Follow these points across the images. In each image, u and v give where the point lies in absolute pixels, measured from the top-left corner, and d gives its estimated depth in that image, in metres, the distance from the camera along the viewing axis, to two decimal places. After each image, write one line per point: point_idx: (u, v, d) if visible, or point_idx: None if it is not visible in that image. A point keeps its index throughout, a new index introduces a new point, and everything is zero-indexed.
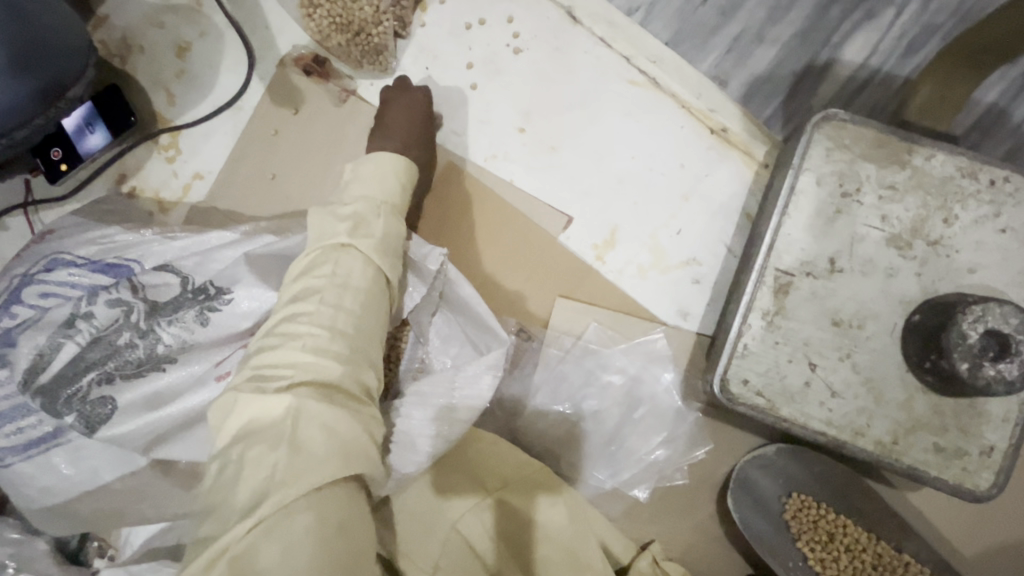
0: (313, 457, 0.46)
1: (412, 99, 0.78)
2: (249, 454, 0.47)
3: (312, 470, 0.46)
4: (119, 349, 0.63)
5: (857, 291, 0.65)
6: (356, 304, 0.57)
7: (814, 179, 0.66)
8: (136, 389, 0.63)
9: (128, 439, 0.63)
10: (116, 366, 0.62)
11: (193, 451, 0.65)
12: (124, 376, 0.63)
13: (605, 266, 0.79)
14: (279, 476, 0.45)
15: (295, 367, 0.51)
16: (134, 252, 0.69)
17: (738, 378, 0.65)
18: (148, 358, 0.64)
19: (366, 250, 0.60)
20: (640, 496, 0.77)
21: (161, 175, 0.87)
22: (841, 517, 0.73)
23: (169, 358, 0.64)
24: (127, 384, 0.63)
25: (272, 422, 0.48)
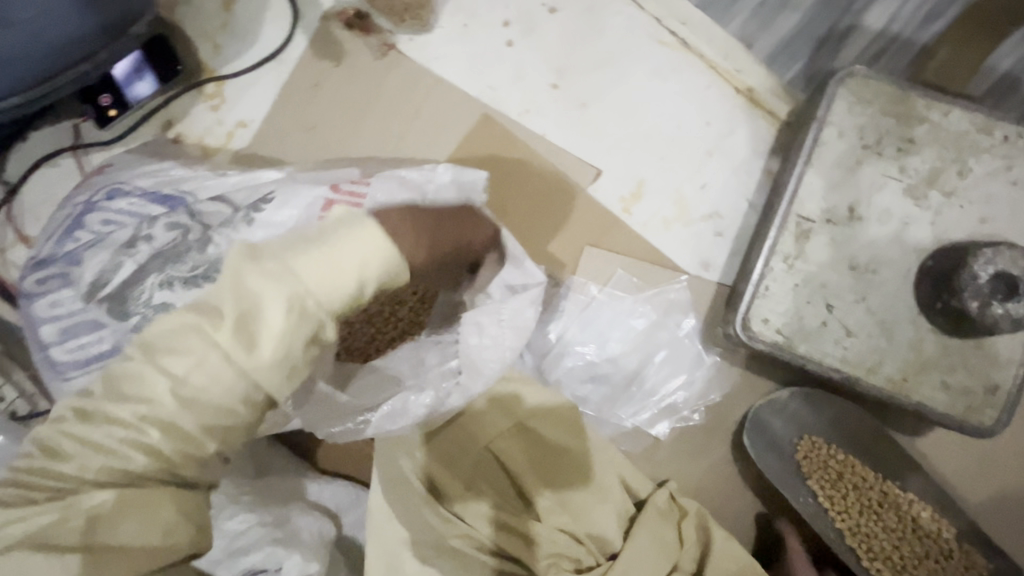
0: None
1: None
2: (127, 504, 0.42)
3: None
4: (174, 262, 0.65)
5: (874, 238, 0.69)
6: (224, 364, 0.43)
7: (836, 131, 0.70)
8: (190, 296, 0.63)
9: None
10: (171, 276, 0.64)
11: None
12: (180, 284, 0.64)
13: (632, 218, 0.83)
14: (114, 525, 0.41)
15: (110, 449, 0.42)
16: (190, 184, 0.73)
17: (759, 317, 0.69)
18: (201, 266, 0.64)
19: (259, 288, 0.43)
20: (660, 433, 0.81)
21: (205, 122, 0.91)
22: (851, 457, 0.77)
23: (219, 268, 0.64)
24: (182, 292, 0.64)
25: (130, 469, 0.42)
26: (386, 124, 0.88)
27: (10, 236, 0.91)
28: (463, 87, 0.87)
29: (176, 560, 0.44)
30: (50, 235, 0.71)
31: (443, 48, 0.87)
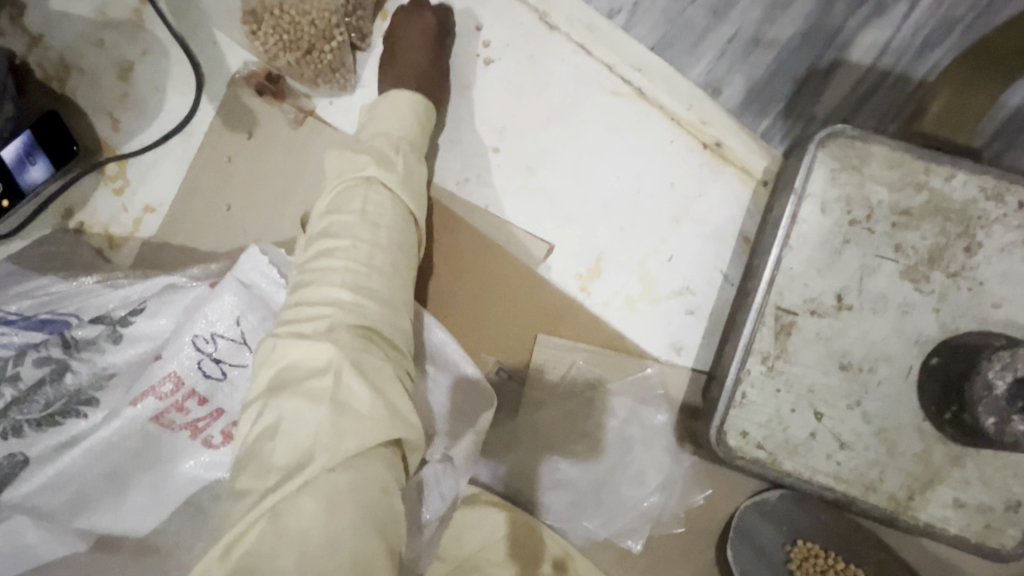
0: (349, 458, 0.43)
1: (422, 25, 0.72)
2: (284, 409, 0.44)
3: (361, 430, 0.44)
4: (24, 401, 0.53)
5: (867, 331, 0.58)
6: (391, 242, 0.57)
7: (818, 206, 0.59)
8: (48, 439, 0.52)
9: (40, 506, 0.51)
10: (20, 418, 0.52)
11: (127, 518, 0.53)
12: (32, 426, 0.52)
13: (590, 298, 0.73)
14: (321, 436, 0.43)
15: (336, 305, 0.51)
16: (72, 305, 0.62)
17: (736, 429, 0.59)
18: (60, 399, 0.53)
19: (370, 235, 0.55)
20: (633, 546, 0.71)
21: (110, 209, 0.81)
22: (852, 567, 0.67)
23: (82, 399, 0.54)
24: (38, 434, 0.52)
25: (311, 369, 0.47)
26: (308, 201, 0.77)
27: None
28: None
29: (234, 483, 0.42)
30: None
31: None
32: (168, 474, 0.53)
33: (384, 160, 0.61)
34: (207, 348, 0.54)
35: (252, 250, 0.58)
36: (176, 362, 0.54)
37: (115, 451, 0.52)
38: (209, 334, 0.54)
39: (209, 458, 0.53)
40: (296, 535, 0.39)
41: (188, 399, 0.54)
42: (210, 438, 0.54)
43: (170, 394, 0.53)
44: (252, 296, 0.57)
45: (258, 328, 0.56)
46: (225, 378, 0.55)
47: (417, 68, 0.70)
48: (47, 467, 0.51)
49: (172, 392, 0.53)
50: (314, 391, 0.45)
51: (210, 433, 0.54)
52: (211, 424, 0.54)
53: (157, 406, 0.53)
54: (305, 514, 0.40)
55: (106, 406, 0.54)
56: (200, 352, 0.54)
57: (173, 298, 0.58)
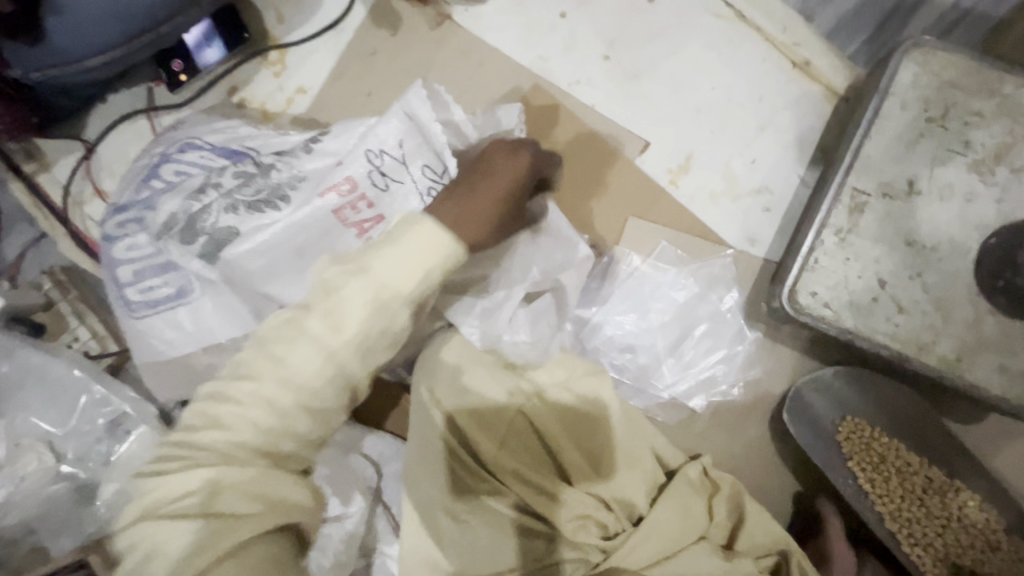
0: (255, 513, 0.46)
1: None
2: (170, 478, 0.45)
3: (233, 532, 0.45)
4: (238, 188, 0.67)
5: (932, 214, 0.67)
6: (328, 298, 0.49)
7: (899, 103, 0.68)
8: (252, 220, 0.65)
9: (244, 269, 0.65)
10: (235, 199, 0.66)
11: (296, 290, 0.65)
12: (243, 207, 0.66)
13: (678, 190, 0.83)
14: (216, 534, 0.44)
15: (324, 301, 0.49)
16: (255, 142, 0.77)
17: (807, 290, 0.68)
18: (264, 188, 0.66)
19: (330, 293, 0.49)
20: (696, 406, 0.81)
21: (268, 88, 0.95)
22: (895, 441, 0.75)
23: (280, 195, 0.66)
24: (244, 213, 0.65)
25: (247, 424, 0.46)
26: (437, 91, 0.90)
27: (89, 191, 0.98)
28: (516, 57, 0.88)
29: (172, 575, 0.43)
30: (128, 182, 0.76)
31: (498, 18, 0.89)
32: None
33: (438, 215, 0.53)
34: (377, 163, 0.65)
35: (417, 86, 0.65)
36: (352, 169, 0.64)
37: (301, 234, 0.64)
38: (380, 150, 0.65)
39: None
40: (237, 522, 0.45)
41: (361, 201, 0.64)
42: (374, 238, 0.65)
43: (348, 194, 0.64)
44: (414, 124, 0.65)
45: (417, 150, 0.65)
46: (389, 189, 0.65)
47: None
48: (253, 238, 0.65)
49: (349, 192, 0.64)
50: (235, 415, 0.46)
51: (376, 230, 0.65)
52: (375, 226, 0.65)
53: (338, 202, 0.64)
54: (240, 514, 0.45)
55: (300, 194, 0.66)
56: (371, 164, 0.65)
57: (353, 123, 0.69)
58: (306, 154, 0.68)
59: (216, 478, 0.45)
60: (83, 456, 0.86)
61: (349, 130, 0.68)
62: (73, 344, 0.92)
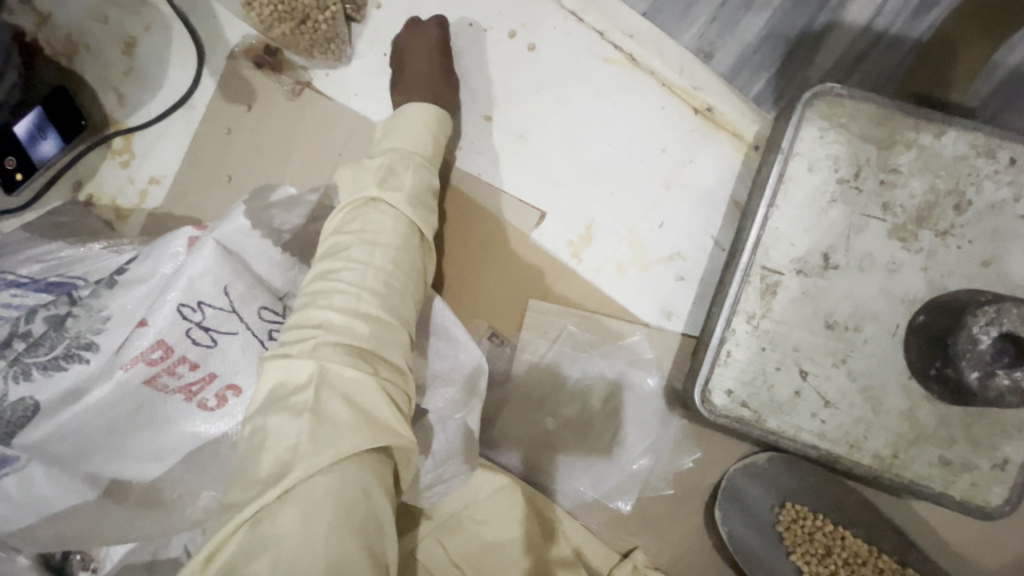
0: (338, 425, 0.44)
1: (434, 44, 0.72)
2: (268, 425, 0.44)
3: (338, 439, 0.44)
4: (28, 349, 0.55)
5: (854, 290, 0.58)
6: (386, 261, 0.55)
7: (805, 164, 0.59)
8: (53, 385, 0.55)
9: (52, 448, 0.56)
10: (25, 364, 0.55)
11: (127, 468, 0.59)
12: (37, 371, 0.55)
13: (582, 264, 0.74)
14: (300, 445, 0.43)
15: (324, 326, 0.50)
16: (78, 269, 0.65)
17: (721, 388, 0.60)
18: (62, 344, 0.56)
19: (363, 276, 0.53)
20: (622, 507, 0.73)
21: (116, 181, 0.83)
22: (840, 529, 0.68)
23: (84, 349, 0.56)
24: (40, 381, 0.55)
25: (294, 386, 0.46)
26: (303, 170, 0.79)
27: None
28: None
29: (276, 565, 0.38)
30: None
31: (364, 81, 0.78)
32: (165, 430, 0.59)
33: (390, 179, 0.60)
34: (195, 317, 0.56)
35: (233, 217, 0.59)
36: (158, 329, 0.55)
37: (114, 408, 0.56)
38: (196, 303, 0.56)
39: (205, 417, 0.59)
40: (332, 422, 0.44)
41: (180, 364, 0.57)
42: (205, 401, 0.58)
43: (160, 360, 0.56)
44: (229, 264, 0.57)
45: (244, 295, 0.59)
46: (215, 345, 0.58)
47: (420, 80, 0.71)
48: (52, 418, 0.55)
49: (162, 358, 0.56)
50: (353, 384, 0.47)
51: (204, 392, 0.58)
52: (204, 387, 0.58)
53: (148, 371, 0.55)
54: (337, 415, 0.45)
55: (104, 354, 0.56)
56: (188, 320, 0.56)
57: (160, 247, 0.58)
58: (112, 292, 0.57)
59: (325, 371, 0.47)
60: None
61: (160, 259, 0.58)
62: None
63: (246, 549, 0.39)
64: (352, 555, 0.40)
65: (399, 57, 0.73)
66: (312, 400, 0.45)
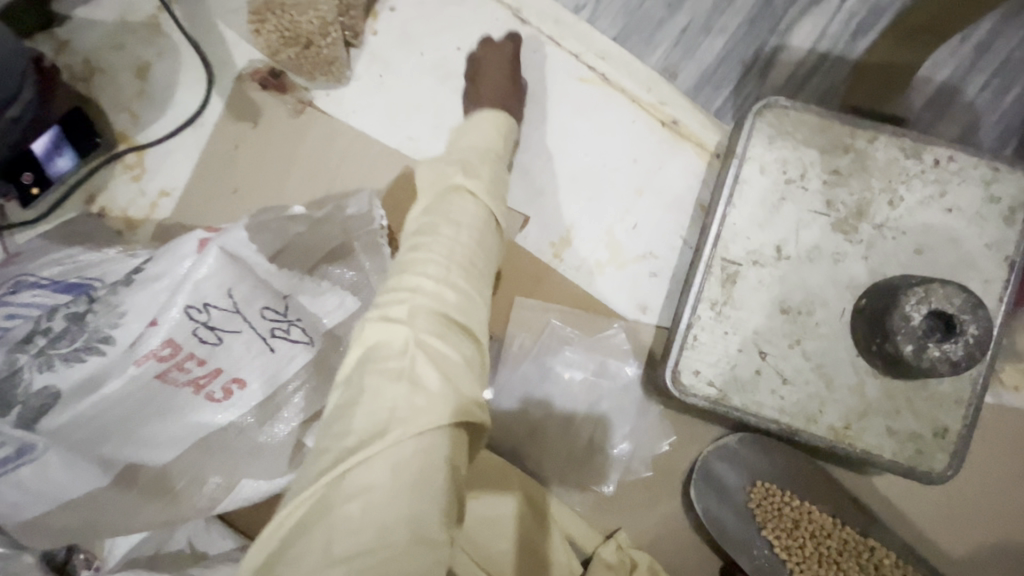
0: (428, 394, 0.45)
1: (506, 57, 0.78)
2: (364, 381, 0.45)
3: (428, 411, 0.44)
4: (53, 340, 0.59)
5: (805, 278, 0.65)
6: (471, 241, 0.56)
7: (758, 167, 0.66)
8: (73, 375, 0.58)
9: (72, 434, 0.60)
10: (50, 354, 0.59)
11: (143, 452, 0.64)
12: (60, 361, 0.59)
13: (563, 263, 0.80)
14: (397, 410, 0.43)
15: (415, 292, 0.50)
16: (95, 271, 0.71)
17: (690, 369, 0.65)
18: (82, 337, 0.59)
19: (452, 247, 0.54)
20: (605, 489, 0.77)
21: (128, 193, 0.89)
22: (807, 504, 0.72)
23: (103, 340, 0.59)
24: (63, 370, 0.58)
25: (390, 349, 0.47)
26: (305, 183, 0.85)
27: None
28: (384, 138, 0.85)
29: (364, 507, 0.40)
30: None
31: (361, 100, 0.85)
32: (175, 421, 0.63)
33: (471, 170, 0.63)
34: (202, 317, 0.60)
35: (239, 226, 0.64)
36: (169, 326, 0.59)
37: (128, 398, 0.60)
38: (202, 303, 0.60)
39: (214, 408, 0.64)
40: (423, 392, 0.45)
41: (188, 361, 0.61)
42: (212, 392, 0.64)
43: (170, 356, 0.60)
44: (233, 268, 0.61)
45: (249, 296, 0.63)
46: (220, 342, 0.62)
47: (493, 92, 0.76)
48: (72, 407, 0.58)
49: (171, 354, 0.60)
50: (445, 358, 0.47)
51: (212, 385, 0.63)
52: (211, 380, 0.63)
53: (159, 367, 0.60)
54: (428, 384, 0.45)
55: (119, 348, 0.59)
56: (195, 320, 0.60)
57: (175, 247, 0.61)
58: (129, 289, 0.60)
59: (419, 338, 0.47)
60: None
61: (176, 258, 0.60)
62: None
63: (334, 501, 0.40)
64: (428, 519, 0.41)
65: (473, 72, 0.79)
66: (406, 364, 0.45)
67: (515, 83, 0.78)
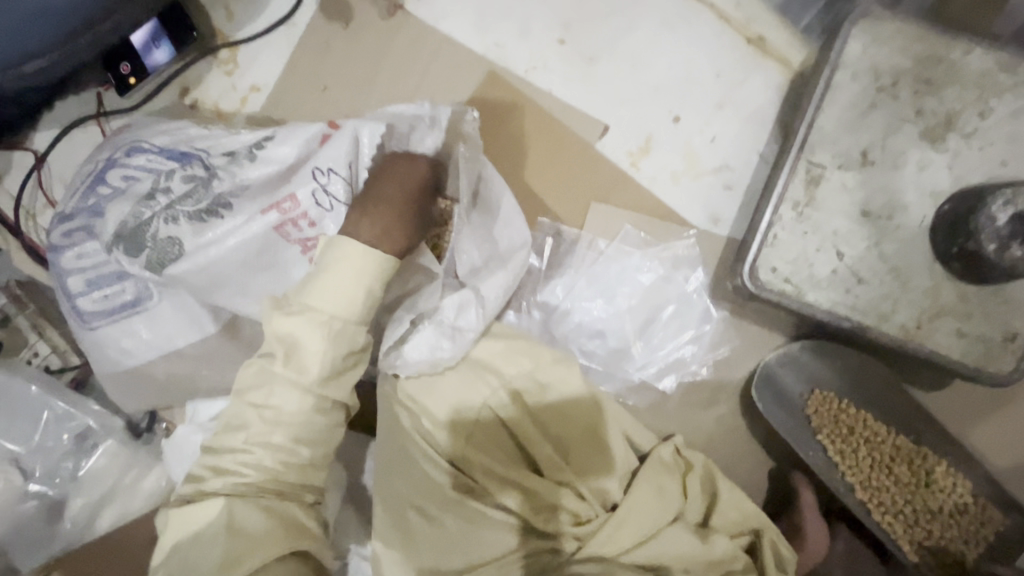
0: (256, 536, 0.55)
1: (415, 179, 0.64)
2: (194, 545, 0.55)
3: (256, 547, 0.54)
4: (180, 198, 0.67)
5: (888, 183, 0.67)
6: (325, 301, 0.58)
7: (850, 74, 0.68)
8: (199, 230, 0.67)
9: (194, 283, 0.68)
10: (178, 211, 0.67)
11: (249, 304, 0.70)
12: (185, 220, 0.67)
13: (640, 172, 0.82)
14: (231, 553, 0.54)
15: (263, 400, 0.57)
16: (203, 143, 0.73)
17: (767, 266, 0.68)
18: (208, 198, 0.68)
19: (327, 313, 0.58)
20: (666, 389, 0.81)
21: (220, 87, 0.93)
22: (863, 412, 0.76)
23: (225, 204, 0.68)
24: (190, 224, 0.67)
25: (206, 514, 0.56)
26: (391, 85, 0.88)
27: (42, 202, 0.93)
28: (470, 44, 0.87)
29: None
30: (73, 188, 0.73)
31: (450, 5, 0.88)
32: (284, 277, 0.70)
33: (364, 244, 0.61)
34: (322, 181, 0.67)
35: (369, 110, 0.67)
36: (298, 186, 0.68)
37: (250, 248, 0.68)
38: (326, 168, 0.67)
39: None
40: (246, 534, 0.55)
41: (302, 219, 0.68)
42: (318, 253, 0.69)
43: (290, 210, 0.68)
44: (357, 148, 0.66)
45: (362, 175, 0.68)
46: (332, 210, 0.68)
47: (390, 211, 0.62)
48: (200, 258, 0.67)
49: (291, 209, 0.68)
50: (252, 482, 0.57)
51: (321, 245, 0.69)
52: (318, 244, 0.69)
53: (279, 219, 0.68)
54: (251, 527, 0.55)
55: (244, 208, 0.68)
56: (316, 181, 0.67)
57: (298, 130, 0.68)
58: (251, 164, 0.69)
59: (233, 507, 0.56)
60: (45, 476, 0.83)
61: (295, 138, 0.68)
62: (32, 359, 0.89)
63: None
64: None
65: (374, 179, 0.64)
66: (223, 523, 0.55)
67: (418, 212, 0.64)
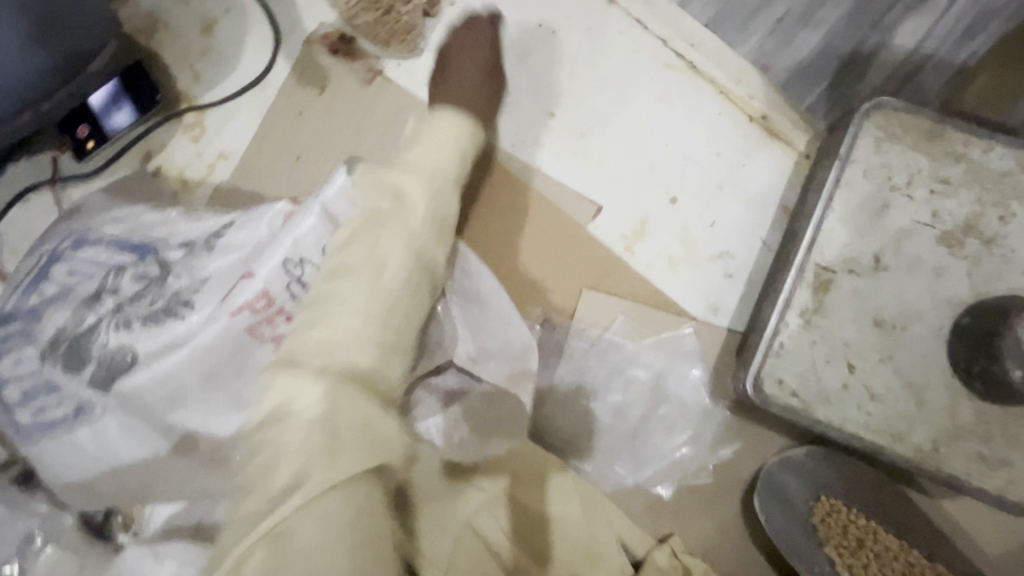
0: (310, 424, 0.45)
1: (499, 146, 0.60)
2: (264, 438, 0.46)
3: (324, 439, 0.45)
4: (132, 299, 0.62)
5: (902, 291, 0.62)
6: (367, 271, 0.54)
7: (861, 171, 0.63)
8: (150, 335, 0.60)
9: (146, 398, 0.60)
10: (129, 313, 0.61)
11: (209, 419, 0.62)
12: (138, 322, 0.61)
13: (634, 257, 0.77)
14: (295, 446, 0.44)
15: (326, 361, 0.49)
16: (160, 232, 0.67)
17: (773, 377, 0.63)
18: (163, 299, 0.61)
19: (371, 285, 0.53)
20: (662, 493, 0.75)
21: (186, 153, 0.86)
22: (873, 523, 0.70)
23: (183, 304, 0.61)
24: (141, 328, 0.60)
25: (283, 398, 0.47)
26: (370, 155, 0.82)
27: None
28: None
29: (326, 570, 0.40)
30: (15, 285, 0.66)
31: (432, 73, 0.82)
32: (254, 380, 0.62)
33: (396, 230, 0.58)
34: (296, 272, 0.61)
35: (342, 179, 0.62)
36: (266, 276, 0.61)
37: (213, 352, 0.60)
38: (299, 258, 0.61)
39: None
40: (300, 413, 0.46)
41: (279, 315, 0.61)
42: None
43: (262, 308, 0.61)
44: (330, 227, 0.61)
45: None
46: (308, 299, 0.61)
47: None
48: (151, 367, 0.59)
49: (265, 307, 0.61)
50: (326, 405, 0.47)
51: None
52: None
53: (251, 319, 0.61)
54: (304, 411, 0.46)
55: (203, 308, 0.60)
56: (289, 274, 0.61)
57: (263, 213, 0.64)
58: (211, 255, 0.63)
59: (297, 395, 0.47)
60: None
61: (259, 223, 0.63)
62: None
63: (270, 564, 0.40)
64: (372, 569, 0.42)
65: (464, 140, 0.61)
66: (307, 415, 0.46)
67: None
